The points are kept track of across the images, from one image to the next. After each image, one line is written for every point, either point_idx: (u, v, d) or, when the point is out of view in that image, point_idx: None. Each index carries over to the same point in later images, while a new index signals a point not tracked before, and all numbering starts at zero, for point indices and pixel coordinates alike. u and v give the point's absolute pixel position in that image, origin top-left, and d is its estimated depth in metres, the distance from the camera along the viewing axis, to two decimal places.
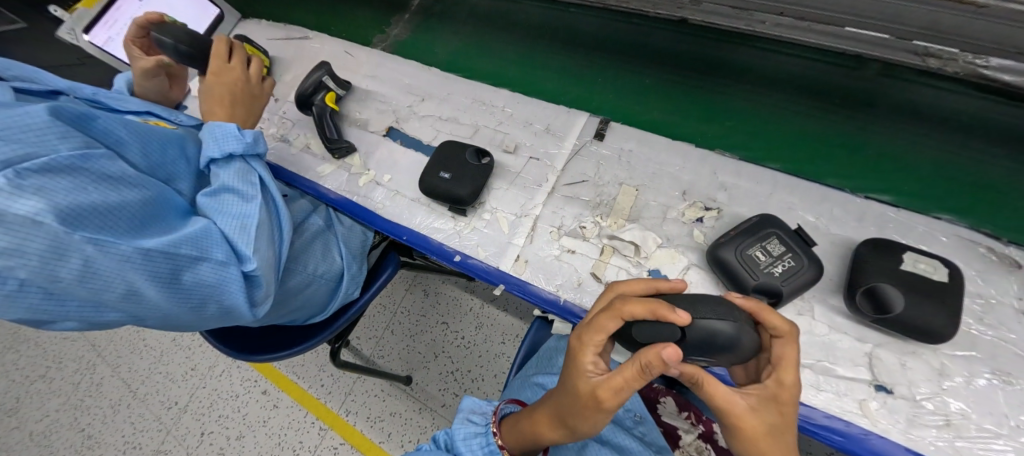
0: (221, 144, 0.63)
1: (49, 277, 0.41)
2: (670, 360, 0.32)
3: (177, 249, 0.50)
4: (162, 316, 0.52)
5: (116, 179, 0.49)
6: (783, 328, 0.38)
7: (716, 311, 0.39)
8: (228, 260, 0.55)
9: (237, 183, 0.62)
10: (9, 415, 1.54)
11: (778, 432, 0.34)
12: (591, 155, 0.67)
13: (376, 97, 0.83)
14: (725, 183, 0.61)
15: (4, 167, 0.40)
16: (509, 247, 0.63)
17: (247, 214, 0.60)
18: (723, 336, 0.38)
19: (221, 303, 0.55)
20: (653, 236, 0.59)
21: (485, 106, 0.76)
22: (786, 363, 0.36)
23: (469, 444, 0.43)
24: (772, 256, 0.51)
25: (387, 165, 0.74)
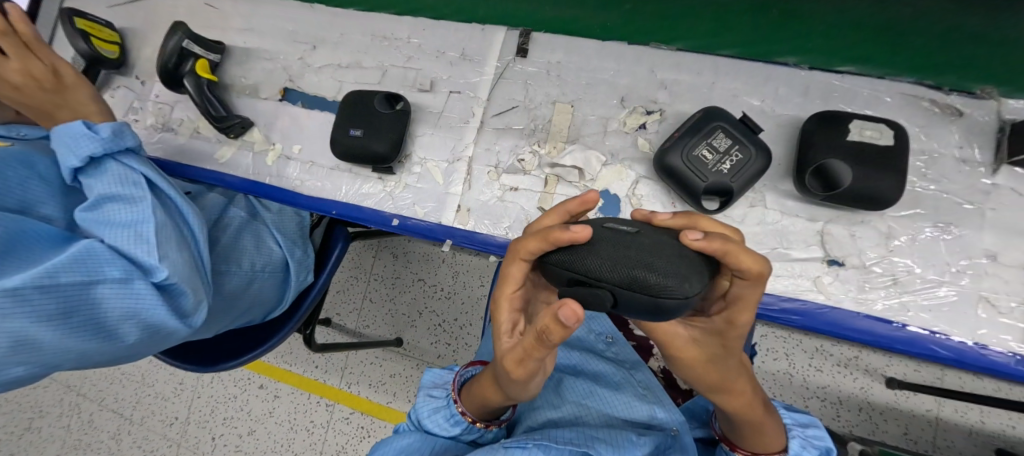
0: (76, 148, 0.52)
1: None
2: (568, 324, 0.24)
3: (53, 280, 0.43)
4: (81, 353, 0.46)
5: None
6: (753, 271, 0.26)
7: (659, 266, 0.25)
8: (128, 275, 0.47)
9: (116, 188, 0.51)
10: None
11: (721, 359, 0.32)
12: (516, 77, 0.59)
13: (259, 54, 0.70)
14: (664, 80, 0.56)
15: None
16: (448, 199, 0.57)
17: (140, 220, 0.50)
18: (669, 306, 0.25)
19: (143, 321, 0.48)
20: (597, 154, 0.54)
21: (388, 41, 0.65)
22: (744, 304, 0.28)
23: (435, 420, 0.44)
24: (719, 153, 0.47)
25: (293, 134, 0.65)
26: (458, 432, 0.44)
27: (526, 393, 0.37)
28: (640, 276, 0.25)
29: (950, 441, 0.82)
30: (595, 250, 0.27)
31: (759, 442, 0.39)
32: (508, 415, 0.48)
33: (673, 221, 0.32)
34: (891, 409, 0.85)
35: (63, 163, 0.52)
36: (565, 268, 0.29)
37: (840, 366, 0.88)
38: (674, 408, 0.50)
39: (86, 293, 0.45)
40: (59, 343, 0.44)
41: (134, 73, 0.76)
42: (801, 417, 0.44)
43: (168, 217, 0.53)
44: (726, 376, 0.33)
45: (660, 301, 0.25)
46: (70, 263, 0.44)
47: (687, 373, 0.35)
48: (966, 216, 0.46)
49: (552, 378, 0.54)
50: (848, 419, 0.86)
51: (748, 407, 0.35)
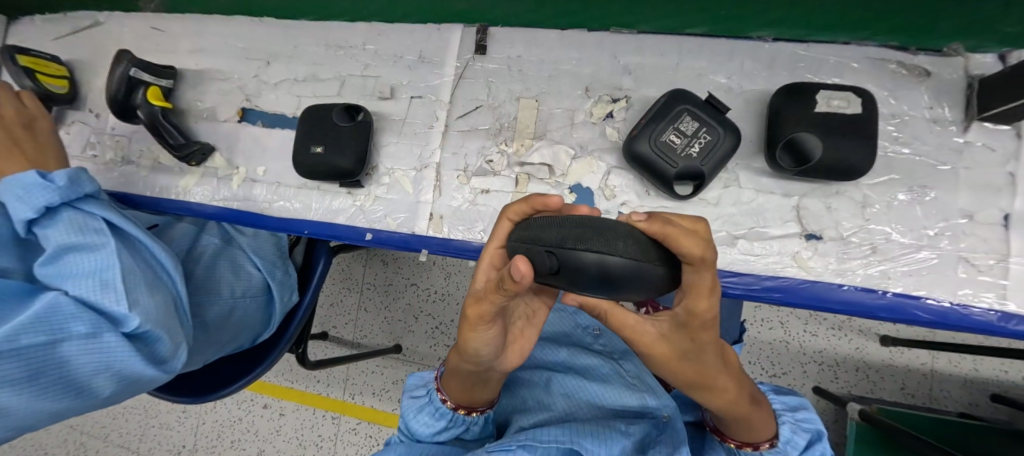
0: (31, 199, 0.49)
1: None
2: (519, 280, 0.24)
3: (16, 343, 0.41)
4: (57, 408, 0.45)
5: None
6: (694, 254, 0.25)
7: (604, 236, 0.26)
8: (96, 329, 0.45)
9: (77, 237, 0.49)
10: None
11: (694, 354, 0.30)
12: (477, 75, 0.58)
13: (213, 75, 0.67)
14: (628, 65, 0.54)
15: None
16: (420, 207, 0.56)
17: (106, 267, 0.48)
18: (614, 273, 0.26)
19: (118, 373, 0.47)
20: (566, 149, 0.53)
21: (343, 50, 0.63)
22: (699, 292, 0.26)
23: (421, 419, 0.44)
24: (687, 136, 0.46)
25: (257, 155, 0.63)
26: (445, 425, 0.44)
27: (482, 359, 0.36)
28: (588, 247, 0.26)
29: (947, 392, 0.83)
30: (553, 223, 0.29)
31: (749, 432, 0.38)
32: (490, 407, 0.46)
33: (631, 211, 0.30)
34: (887, 366, 0.86)
35: (15, 216, 0.50)
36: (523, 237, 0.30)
37: (834, 329, 0.88)
38: (666, 395, 0.49)
39: (53, 351, 0.44)
40: (30, 404, 0.42)
41: (87, 107, 0.74)
42: (790, 401, 0.45)
43: (135, 261, 0.51)
44: (703, 370, 0.31)
45: (608, 261, 0.25)
46: (31, 321, 0.42)
47: (666, 373, 0.33)
48: (940, 177, 0.46)
49: (541, 376, 0.53)
50: (846, 380, 0.87)
51: (735, 400, 0.34)
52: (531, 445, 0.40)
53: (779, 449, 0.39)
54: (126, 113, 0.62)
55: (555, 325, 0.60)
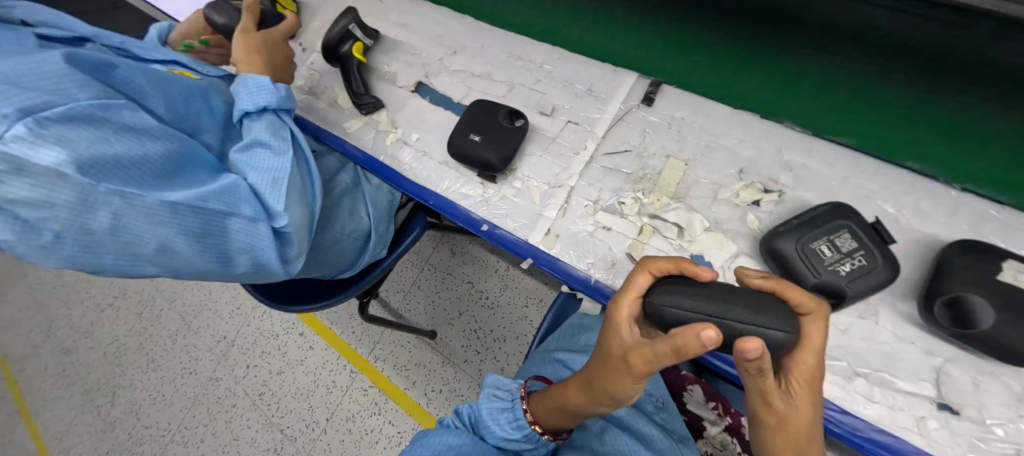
0: (256, 97, 0.60)
1: (81, 228, 0.40)
2: (706, 345, 0.31)
3: (208, 204, 0.48)
4: (202, 270, 0.51)
5: (141, 133, 0.47)
6: (809, 306, 0.37)
7: (761, 307, 0.36)
8: (257, 216, 0.53)
9: (268, 137, 0.58)
10: (79, 341, 1.67)
11: (814, 418, 0.36)
12: (636, 122, 0.60)
13: (406, 48, 0.77)
14: (792, 162, 0.53)
15: (25, 115, 0.38)
16: (541, 220, 0.59)
17: (278, 169, 0.56)
18: (776, 338, 0.35)
19: (255, 258, 0.54)
20: (701, 218, 0.53)
21: (522, 61, 0.69)
22: (813, 344, 0.36)
23: (498, 420, 0.49)
24: (840, 252, 0.45)
25: (416, 124, 0.70)
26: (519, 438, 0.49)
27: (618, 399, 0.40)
28: (746, 316, 0.35)
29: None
30: (706, 292, 0.38)
31: None
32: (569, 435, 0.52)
33: (761, 280, 0.40)
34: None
35: (240, 105, 0.60)
36: (676, 293, 0.39)
37: None
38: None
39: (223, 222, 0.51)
40: (191, 258, 0.49)
41: (297, 39, 0.87)
42: None
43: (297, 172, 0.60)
44: (813, 438, 0.36)
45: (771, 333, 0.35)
46: (221, 191, 0.50)
47: (775, 442, 0.37)
48: None
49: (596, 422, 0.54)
50: None
51: None
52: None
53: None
54: (331, 59, 0.73)
55: None
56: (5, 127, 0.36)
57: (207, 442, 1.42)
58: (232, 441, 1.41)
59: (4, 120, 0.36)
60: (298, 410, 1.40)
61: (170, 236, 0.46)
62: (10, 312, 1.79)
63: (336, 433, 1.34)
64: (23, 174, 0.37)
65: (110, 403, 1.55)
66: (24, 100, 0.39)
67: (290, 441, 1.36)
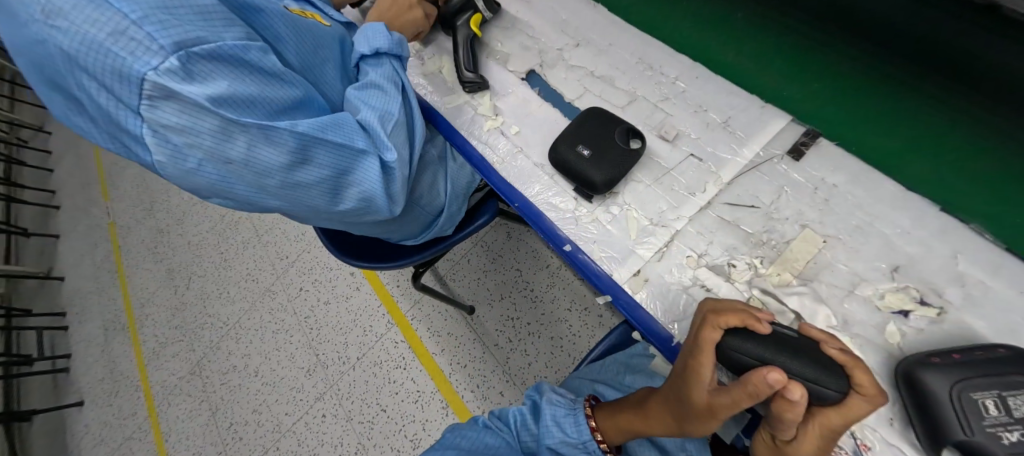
0: (372, 41, 0.63)
1: (222, 155, 0.42)
2: (772, 385, 0.32)
3: (325, 135, 0.49)
4: (311, 205, 0.53)
5: (269, 71, 0.46)
6: (867, 386, 0.34)
7: (829, 372, 0.35)
8: (367, 150, 0.53)
9: (380, 80, 0.61)
10: (172, 224, 1.88)
11: None
12: (774, 175, 0.51)
13: (525, 28, 0.71)
14: (967, 275, 0.43)
15: (178, 48, 0.37)
16: (631, 257, 0.53)
17: (389, 108, 0.59)
18: (821, 395, 0.35)
19: (364, 197, 0.56)
20: (826, 312, 0.44)
21: (652, 72, 0.61)
22: (846, 412, 0.34)
23: (565, 429, 0.54)
24: (1011, 415, 0.35)
25: (518, 115, 0.65)
26: (584, 440, 0.53)
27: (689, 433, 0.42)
28: (800, 370, 0.36)
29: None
30: (775, 339, 0.38)
31: None
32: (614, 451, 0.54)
33: (836, 350, 0.37)
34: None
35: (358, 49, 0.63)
36: (738, 342, 0.38)
37: None
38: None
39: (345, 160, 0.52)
40: (306, 190, 0.50)
41: None
42: None
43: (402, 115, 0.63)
44: None
45: (823, 390, 0.35)
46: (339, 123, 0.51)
47: None
48: None
49: None
50: None
51: None
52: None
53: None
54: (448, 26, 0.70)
55: None
56: (159, 59, 0.36)
57: (255, 345, 1.56)
58: (274, 351, 1.53)
59: (159, 52, 0.36)
60: (335, 341, 1.48)
61: (291, 165, 0.47)
62: (124, 184, 2.04)
63: (363, 373, 1.41)
64: (174, 101, 0.38)
65: (185, 286, 1.74)
66: (179, 33, 0.38)
67: (323, 367, 1.46)
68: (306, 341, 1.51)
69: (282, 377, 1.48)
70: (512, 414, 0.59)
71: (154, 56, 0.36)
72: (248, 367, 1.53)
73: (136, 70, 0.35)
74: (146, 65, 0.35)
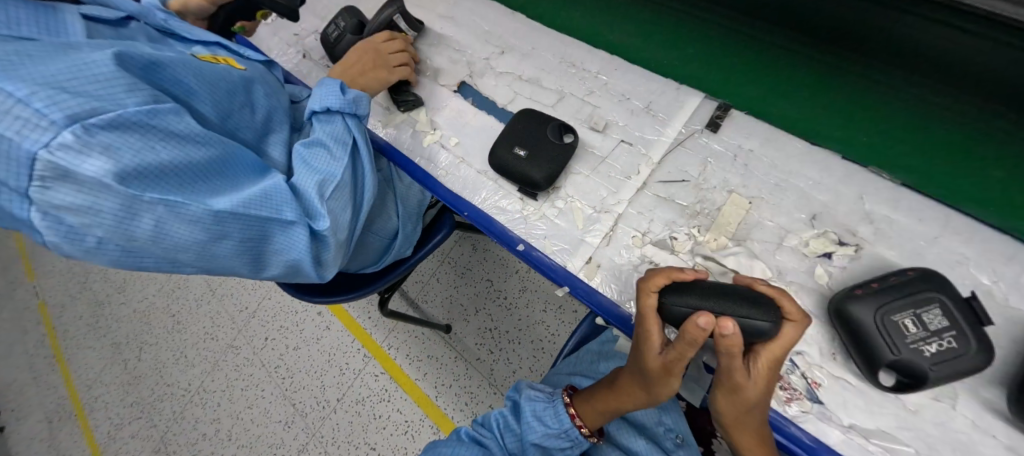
0: (322, 97, 0.61)
1: (124, 236, 0.39)
2: (705, 327, 0.36)
3: (241, 209, 0.45)
4: (230, 271, 0.51)
5: (185, 138, 0.44)
6: (794, 313, 0.39)
7: (757, 306, 0.39)
8: (298, 219, 0.51)
9: (329, 140, 0.59)
10: (112, 294, 1.74)
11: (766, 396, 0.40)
12: (698, 149, 0.55)
13: (451, 42, 0.73)
14: (873, 213, 0.47)
15: (73, 121, 0.35)
16: (581, 246, 0.55)
17: (330, 173, 0.57)
18: (758, 328, 0.38)
19: (292, 262, 0.53)
20: (762, 266, 0.48)
21: (575, 69, 0.64)
22: (785, 341, 0.39)
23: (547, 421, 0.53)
24: (927, 330, 0.39)
25: (455, 126, 0.66)
26: (562, 430, 0.52)
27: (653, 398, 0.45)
28: (738, 310, 0.39)
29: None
30: (702, 288, 0.41)
31: None
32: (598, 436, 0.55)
33: (764, 287, 0.41)
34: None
35: (309, 106, 0.62)
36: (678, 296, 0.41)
37: None
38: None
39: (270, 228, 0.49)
40: (224, 261, 0.47)
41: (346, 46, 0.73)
42: None
43: (347, 176, 0.60)
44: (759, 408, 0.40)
45: (758, 324, 0.38)
46: (262, 196, 0.48)
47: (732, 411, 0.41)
48: None
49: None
50: None
51: None
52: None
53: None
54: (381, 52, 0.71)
55: (637, 412, 0.59)
56: (51, 135, 0.34)
57: (222, 407, 1.46)
58: (246, 410, 1.44)
59: (51, 128, 0.34)
60: (310, 387, 1.42)
61: (206, 241, 0.44)
62: (51, 259, 1.87)
63: (345, 414, 1.35)
64: (70, 182, 0.35)
65: (137, 358, 1.61)
66: (74, 106, 0.36)
67: (300, 416, 1.38)
68: (279, 392, 1.43)
69: (258, 436, 1.39)
70: (494, 419, 0.56)
71: (45, 133, 0.34)
72: (219, 432, 1.43)
73: (24, 148, 0.33)
74: (37, 143, 0.33)
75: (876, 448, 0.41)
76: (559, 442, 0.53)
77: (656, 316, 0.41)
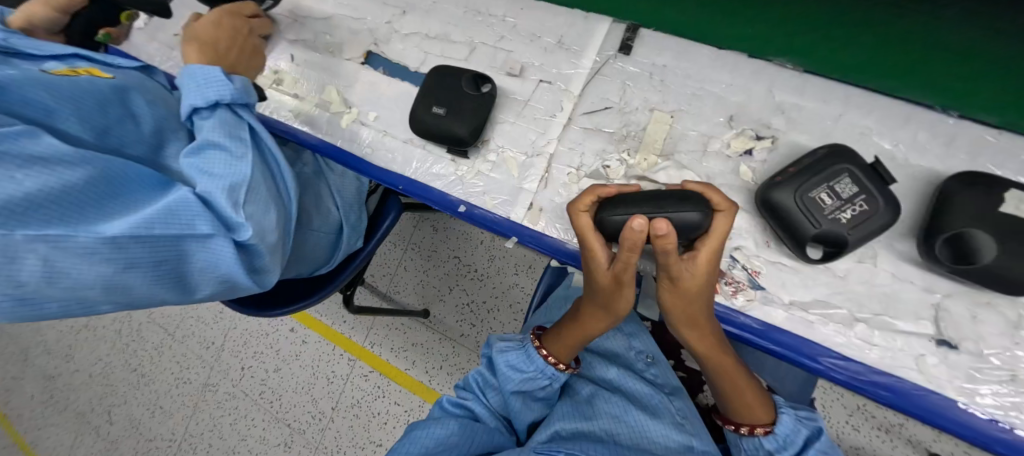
0: (204, 91, 0.53)
1: (9, 280, 0.36)
2: (639, 230, 0.36)
3: (140, 230, 0.41)
4: (157, 297, 0.48)
5: (55, 163, 0.39)
6: (720, 202, 0.41)
7: (683, 200, 0.40)
8: (215, 231, 0.46)
9: (221, 137, 0.51)
10: (59, 362, 1.61)
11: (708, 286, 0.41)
12: (615, 75, 0.55)
13: (347, 11, 0.68)
14: (783, 103, 0.49)
15: None
16: (522, 194, 0.54)
17: (237, 174, 0.49)
18: (689, 221, 0.39)
19: (223, 277, 0.49)
20: (692, 175, 0.49)
21: (481, 16, 0.61)
22: (718, 230, 0.40)
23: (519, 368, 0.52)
24: (841, 199, 0.42)
25: (372, 100, 0.63)
26: (535, 372, 0.51)
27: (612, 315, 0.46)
28: (668, 208, 0.39)
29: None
30: (631, 197, 0.42)
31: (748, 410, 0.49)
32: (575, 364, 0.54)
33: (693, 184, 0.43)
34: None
35: (187, 101, 0.53)
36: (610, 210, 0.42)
37: (879, 430, 0.90)
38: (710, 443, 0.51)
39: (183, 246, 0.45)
40: (142, 290, 0.44)
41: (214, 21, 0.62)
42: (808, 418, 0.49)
43: (262, 174, 0.53)
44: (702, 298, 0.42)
45: (687, 213, 0.39)
46: (165, 213, 0.43)
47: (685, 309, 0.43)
48: None
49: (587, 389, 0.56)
50: None
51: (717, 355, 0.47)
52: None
53: (779, 438, 0.47)
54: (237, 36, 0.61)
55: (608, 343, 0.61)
56: None
57: (215, 446, 1.42)
58: (241, 441, 1.40)
59: None
60: (300, 403, 1.39)
61: (111, 271, 0.41)
62: None
63: (342, 420, 1.34)
64: None
65: (107, 421, 1.52)
66: None
67: (298, 434, 1.36)
68: (269, 416, 1.40)
69: None
70: (473, 379, 0.55)
71: None
72: None
73: None
74: None
75: (816, 317, 0.45)
76: (536, 384, 0.52)
77: (593, 232, 0.43)
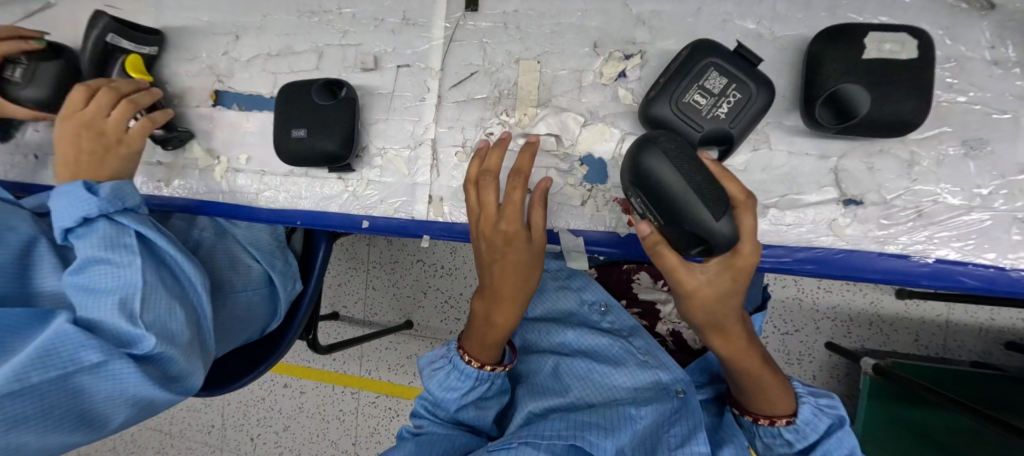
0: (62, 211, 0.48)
1: None
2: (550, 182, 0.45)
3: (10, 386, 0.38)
4: (67, 444, 0.44)
5: None
6: (738, 197, 0.35)
7: (679, 153, 0.34)
8: (105, 356, 0.43)
9: (103, 251, 0.47)
10: None
11: (726, 293, 0.38)
12: (470, 37, 0.51)
13: (181, 54, 0.61)
14: (641, 13, 0.47)
15: None
16: (418, 190, 0.51)
17: (128, 284, 0.46)
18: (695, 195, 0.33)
19: (132, 399, 0.45)
20: (574, 115, 0.47)
21: (317, 16, 0.56)
22: (745, 232, 0.35)
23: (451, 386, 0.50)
24: (714, 95, 0.40)
25: (238, 141, 0.58)
26: (473, 384, 0.49)
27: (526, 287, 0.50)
28: (667, 145, 0.34)
29: (960, 341, 0.89)
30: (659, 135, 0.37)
31: (767, 402, 0.44)
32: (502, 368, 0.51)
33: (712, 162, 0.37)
34: (901, 319, 0.91)
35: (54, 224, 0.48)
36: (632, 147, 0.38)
37: (849, 285, 0.93)
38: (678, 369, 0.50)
39: (71, 382, 0.42)
40: (45, 441, 0.41)
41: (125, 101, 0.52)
42: (816, 390, 0.48)
43: (160, 274, 0.50)
44: (722, 298, 0.39)
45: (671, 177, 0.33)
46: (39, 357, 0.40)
47: (698, 314, 0.41)
48: (998, 129, 0.40)
49: (549, 361, 0.55)
50: (858, 335, 0.93)
51: (745, 355, 0.43)
52: (535, 443, 0.41)
53: (798, 427, 0.44)
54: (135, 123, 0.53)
55: (560, 303, 0.60)
56: None
57: None
58: None
59: None
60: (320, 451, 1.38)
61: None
62: None
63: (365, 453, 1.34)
64: None
65: None
66: None
67: None
68: None
69: None
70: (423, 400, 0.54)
71: None
72: None
73: None
74: None
75: None
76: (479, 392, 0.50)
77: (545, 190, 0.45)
